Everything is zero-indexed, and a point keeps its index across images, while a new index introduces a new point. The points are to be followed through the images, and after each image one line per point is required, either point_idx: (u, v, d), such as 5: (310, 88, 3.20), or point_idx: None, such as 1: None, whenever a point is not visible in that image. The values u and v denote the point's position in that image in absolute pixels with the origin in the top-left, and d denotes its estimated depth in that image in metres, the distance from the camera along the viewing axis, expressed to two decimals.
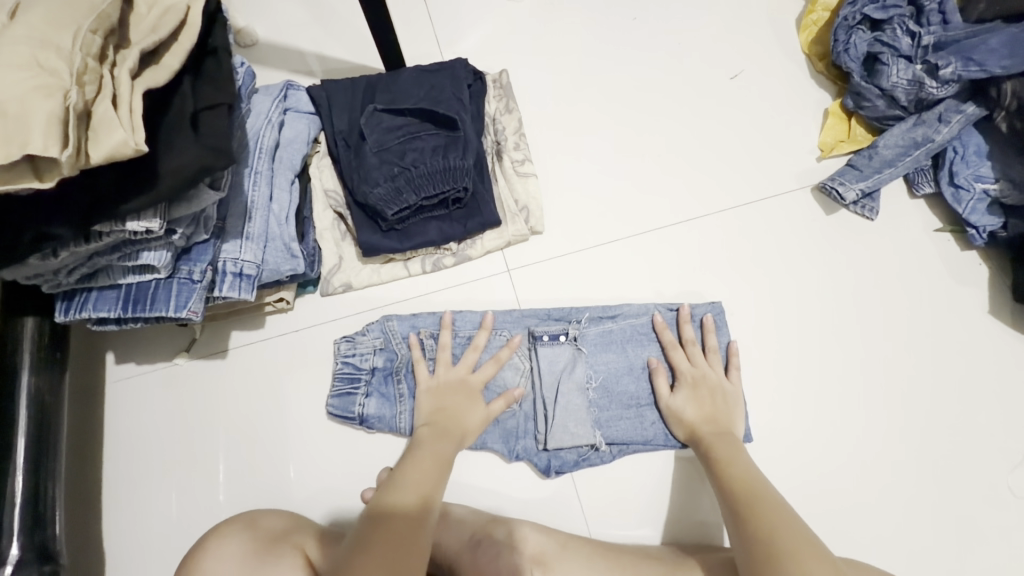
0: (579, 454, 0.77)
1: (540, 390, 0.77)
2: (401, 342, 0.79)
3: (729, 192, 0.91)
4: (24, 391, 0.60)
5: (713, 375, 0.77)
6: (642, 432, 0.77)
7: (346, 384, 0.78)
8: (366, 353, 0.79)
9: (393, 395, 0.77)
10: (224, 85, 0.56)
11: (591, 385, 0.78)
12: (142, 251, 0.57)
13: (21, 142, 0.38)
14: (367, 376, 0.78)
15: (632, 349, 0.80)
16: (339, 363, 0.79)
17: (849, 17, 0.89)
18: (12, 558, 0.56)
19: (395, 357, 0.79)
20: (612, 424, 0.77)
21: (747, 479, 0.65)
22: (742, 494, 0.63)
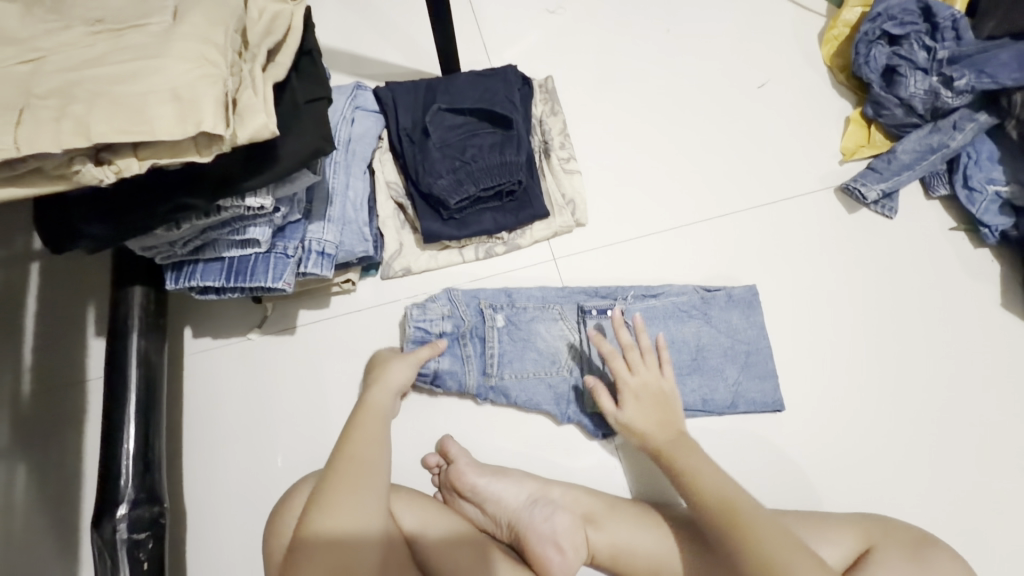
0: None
1: (590, 358, 0.85)
2: (467, 309, 0.85)
3: (758, 191, 0.98)
4: (135, 352, 0.67)
5: (652, 379, 0.76)
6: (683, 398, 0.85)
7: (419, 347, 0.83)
8: (436, 319, 0.84)
9: (462, 355, 0.84)
10: (322, 81, 0.63)
11: None
12: (249, 226, 0.64)
13: (196, 122, 0.46)
14: (438, 339, 0.83)
15: (674, 324, 0.87)
16: (411, 328, 0.83)
17: (869, 33, 0.97)
18: (127, 498, 0.62)
19: (461, 323, 0.85)
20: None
21: (715, 498, 0.66)
22: (716, 514, 0.64)
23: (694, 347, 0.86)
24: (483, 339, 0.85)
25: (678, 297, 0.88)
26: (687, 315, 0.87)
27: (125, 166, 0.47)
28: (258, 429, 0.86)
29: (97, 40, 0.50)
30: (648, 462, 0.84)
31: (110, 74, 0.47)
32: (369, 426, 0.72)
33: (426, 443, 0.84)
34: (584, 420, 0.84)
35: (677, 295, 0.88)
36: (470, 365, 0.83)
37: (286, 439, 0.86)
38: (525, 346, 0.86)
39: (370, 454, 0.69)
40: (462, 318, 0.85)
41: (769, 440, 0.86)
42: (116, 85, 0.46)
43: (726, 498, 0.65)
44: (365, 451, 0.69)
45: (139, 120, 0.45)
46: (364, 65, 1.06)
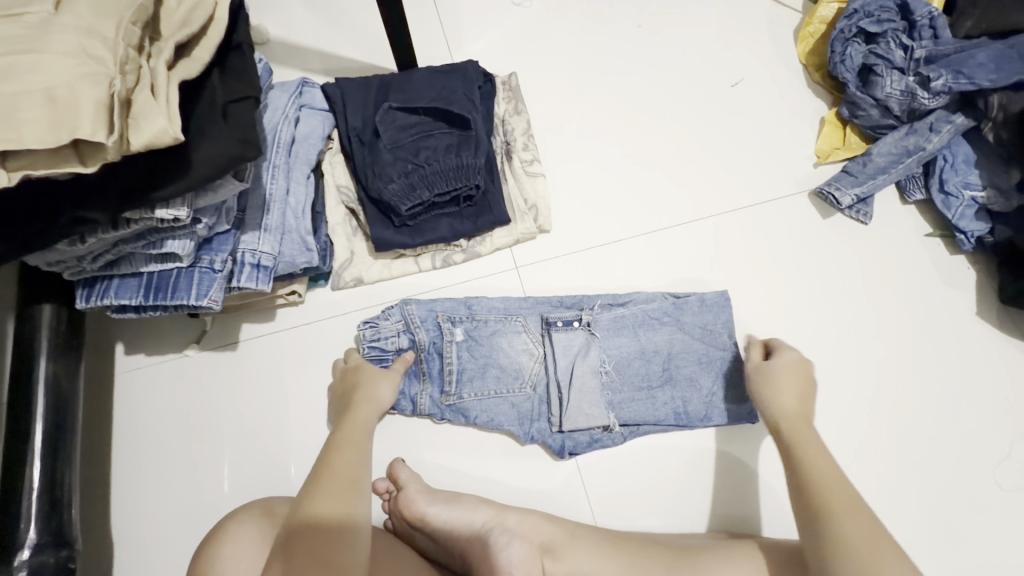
0: (592, 435, 0.79)
1: (558, 371, 0.80)
2: (421, 324, 0.80)
3: (731, 195, 0.94)
4: (42, 376, 0.61)
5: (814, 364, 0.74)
6: (654, 413, 0.80)
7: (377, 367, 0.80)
8: (390, 336, 0.80)
9: (417, 373, 0.80)
10: (249, 79, 0.57)
11: (605, 368, 0.81)
12: (167, 239, 0.58)
13: (70, 127, 0.40)
14: (395, 358, 0.80)
15: (644, 333, 0.82)
16: (364, 348, 0.80)
17: (845, 30, 0.93)
18: (30, 542, 0.56)
19: (417, 339, 0.80)
20: (625, 406, 0.80)
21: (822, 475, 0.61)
22: (824, 498, 0.59)
23: (666, 359, 0.82)
24: (440, 355, 0.80)
25: (649, 304, 0.83)
26: (661, 323, 0.83)
27: None
28: (196, 455, 0.80)
29: None
30: (613, 483, 0.80)
31: None
32: (350, 439, 0.68)
33: (378, 466, 0.79)
34: (549, 440, 0.79)
35: (648, 301, 0.83)
36: (424, 385, 0.80)
37: (226, 464, 0.79)
38: (484, 362, 0.81)
39: (356, 465, 0.65)
40: (418, 335, 0.80)
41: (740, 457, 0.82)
42: None
43: (846, 488, 0.60)
44: (350, 461, 0.65)
45: (6, 125, 0.40)
46: (317, 60, 0.99)
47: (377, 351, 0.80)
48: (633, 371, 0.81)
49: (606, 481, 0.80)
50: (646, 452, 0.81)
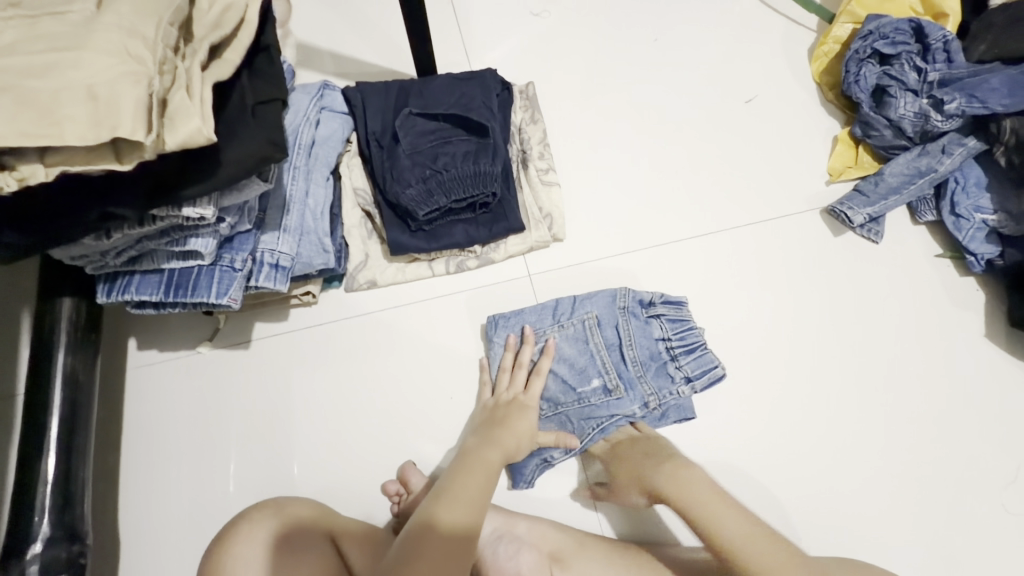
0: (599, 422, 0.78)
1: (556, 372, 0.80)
2: (657, 321, 0.81)
3: (744, 211, 0.94)
4: (60, 370, 0.61)
5: (517, 396, 0.77)
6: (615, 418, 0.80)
7: (658, 358, 0.80)
8: (659, 335, 0.81)
9: (667, 378, 0.80)
10: (277, 81, 0.58)
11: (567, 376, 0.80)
12: (190, 237, 0.58)
13: (111, 126, 0.40)
14: (665, 353, 0.80)
15: (553, 323, 0.82)
16: (663, 327, 0.81)
17: (860, 51, 0.94)
18: (42, 536, 0.56)
19: (653, 345, 0.80)
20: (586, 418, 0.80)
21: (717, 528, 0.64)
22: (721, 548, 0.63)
23: (640, 343, 0.80)
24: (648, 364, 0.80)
25: (600, 311, 0.81)
26: (628, 316, 0.81)
27: (28, 173, 0.41)
28: (203, 452, 0.80)
29: (7, 26, 0.43)
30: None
31: (17, 65, 0.41)
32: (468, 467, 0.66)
33: (387, 469, 0.79)
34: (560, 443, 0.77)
35: (602, 306, 0.82)
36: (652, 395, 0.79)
37: (231, 464, 0.79)
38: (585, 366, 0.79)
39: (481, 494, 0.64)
40: (667, 334, 0.80)
41: (744, 472, 0.83)
42: (23, 78, 0.40)
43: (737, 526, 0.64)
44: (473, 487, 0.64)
45: (46, 121, 0.40)
46: (336, 63, 1.00)
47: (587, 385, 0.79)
48: (612, 355, 0.80)
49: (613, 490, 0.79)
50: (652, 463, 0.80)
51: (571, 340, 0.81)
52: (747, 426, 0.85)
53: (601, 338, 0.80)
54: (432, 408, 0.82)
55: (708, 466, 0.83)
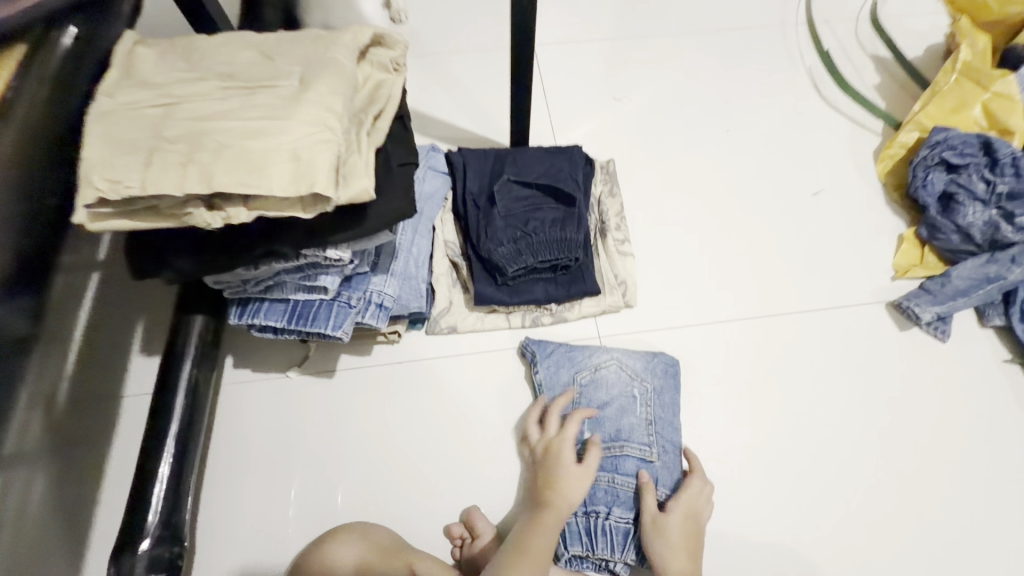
0: (625, 532, 0.77)
1: None
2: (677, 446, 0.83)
3: (810, 297, 0.98)
4: (184, 378, 0.68)
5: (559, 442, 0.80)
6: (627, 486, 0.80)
7: (671, 465, 0.82)
8: (674, 448, 0.83)
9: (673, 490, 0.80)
10: (412, 147, 0.68)
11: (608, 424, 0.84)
12: (321, 274, 0.66)
13: (309, 183, 0.48)
14: (668, 461, 0.82)
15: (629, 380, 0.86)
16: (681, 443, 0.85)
17: (927, 158, 1.00)
18: (150, 533, 0.61)
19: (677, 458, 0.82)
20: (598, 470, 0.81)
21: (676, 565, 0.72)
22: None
23: (667, 437, 0.84)
24: (671, 464, 0.82)
25: (617, 402, 0.85)
26: (650, 406, 0.85)
27: (234, 214, 0.49)
28: (276, 473, 0.84)
29: (227, 94, 0.53)
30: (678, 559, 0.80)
31: (237, 127, 0.50)
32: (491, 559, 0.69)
33: (451, 509, 0.82)
34: (583, 550, 0.76)
35: (621, 399, 0.85)
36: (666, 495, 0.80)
37: (293, 487, 0.83)
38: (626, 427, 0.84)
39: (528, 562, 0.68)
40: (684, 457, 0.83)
41: (807, 559, 0.81)
42: (242, 138, 0.49)
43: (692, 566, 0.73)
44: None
45: (257, 174, 0.48)
46: (437, 127, 1.11)
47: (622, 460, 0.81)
48: (633, 454, 0.81)
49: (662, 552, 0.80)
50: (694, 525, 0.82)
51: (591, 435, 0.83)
52: (811, 513, 0.83)
53: (622, 436, 0.83)
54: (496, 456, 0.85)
55: (768, 549, 0.81)
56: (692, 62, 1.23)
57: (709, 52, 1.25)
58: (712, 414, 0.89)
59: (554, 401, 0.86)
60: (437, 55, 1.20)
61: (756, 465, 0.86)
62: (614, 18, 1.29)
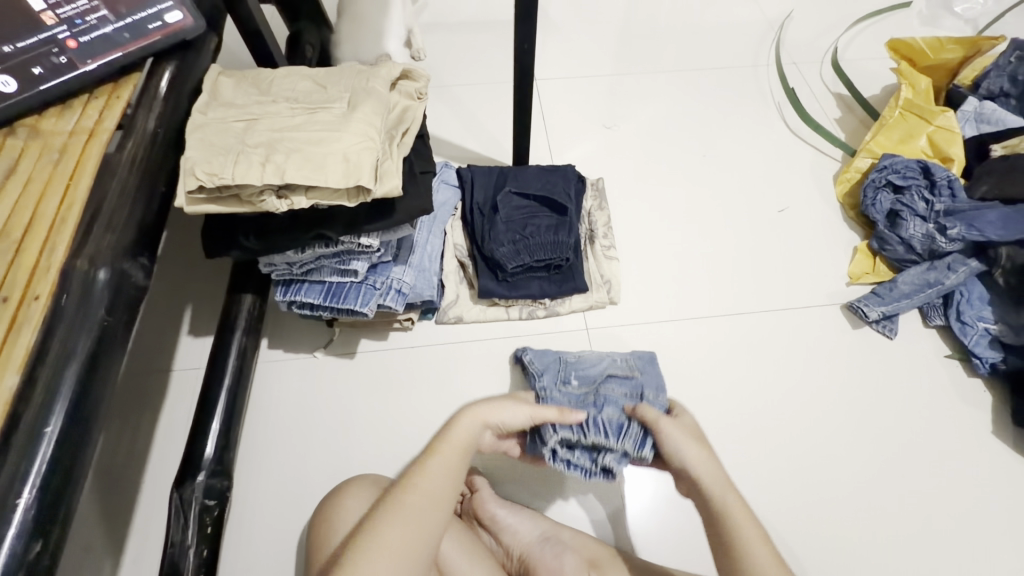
0: (619, 423, 0.78)
1: (563, 394, 0.85)
2: (653, 371, 0.89)
3: (774, 298, 1.11)
4: (234, 345, 0.81)
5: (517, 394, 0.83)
6: (613, 396, 0.82)
7: (652, 380, 0.85)
8: (649, 372, 0.88)
9: (657, 395, 0.82)
10: (430, 159, 0.83)
11: (587, 365, 0.90)
12: (353, 260, 0.80)
13: (356, 179, 0.63)
14: (647, 379, 0.86)
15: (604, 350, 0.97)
16: (654, 366, 0.90)
17: (877, 180, 1.15)
18: (205, 468, 0.73)
19: (656, 378, 0.86)
20: (585, 394, 0.84)
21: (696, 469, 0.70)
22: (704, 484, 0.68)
23: (643, 367, 0.89)
24: (651, 381, 0.85)
25: (601, 366, 0.90)
26: (631, 361, 0.91)
27: (296, 201, 0.64)
28: (302, 437, 0.96)
29: (294, 114, 0.69)
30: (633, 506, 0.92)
31: (303, 137, 0.65)
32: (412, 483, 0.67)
33: None
34: (573, 434, 0.77)
35: (604, 363, 0.91)
36: (652, 396, 0.82)
37: (316, 450, 0.95)
38: (600, 363, 0.91)
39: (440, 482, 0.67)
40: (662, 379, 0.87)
41: (767, 523, 0.92)
42: (306, 145, 0.64)
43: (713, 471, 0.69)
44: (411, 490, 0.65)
45: (318, 171, 0.63)
46: (449, 148, 1.28)
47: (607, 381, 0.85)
48: (615, 376, 0.86)
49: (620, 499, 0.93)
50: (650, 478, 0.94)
51: (577, 379, 0.87)
52: (770, 483, 0.95)
53: (605, 371, 0.88)
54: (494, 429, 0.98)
55: None
56: (674, 95, 1.40)
57: (688, 88, 1.42)
58: (685, 397, 1.01)
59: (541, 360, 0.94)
60: (450, 87, 1.38)
61: (723, 440, 0.98)
62: (605, 58, 1.47)
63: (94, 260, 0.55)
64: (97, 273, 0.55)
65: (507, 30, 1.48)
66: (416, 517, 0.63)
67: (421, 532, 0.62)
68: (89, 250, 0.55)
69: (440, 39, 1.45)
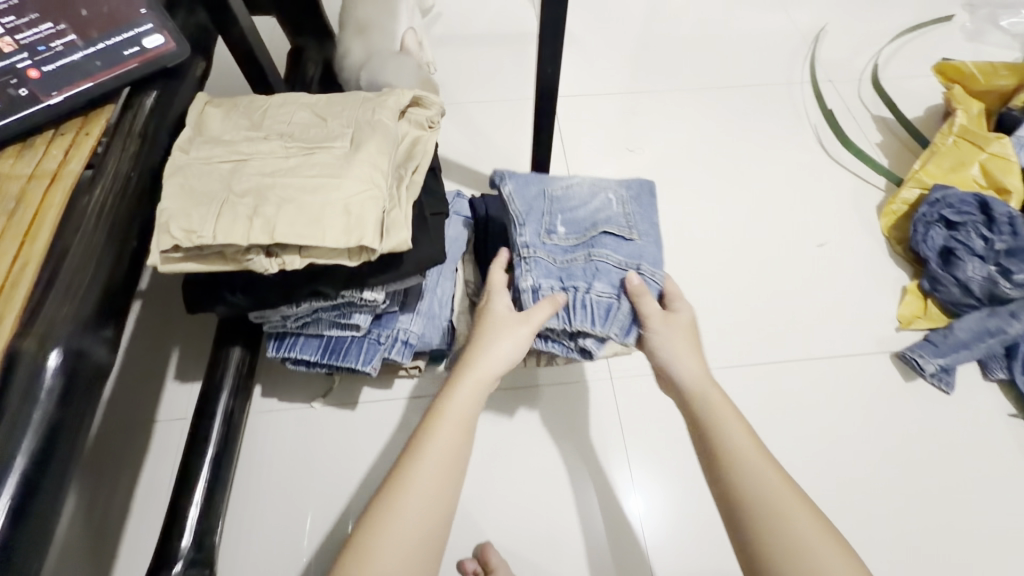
0: (607, 306, 0.74)
1: (548, 252, 0.77)
2: (652, 239, 0.80)
3: (815, 344, 1.01)
4: (220, 408, 0.73)
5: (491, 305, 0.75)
6: (609, 275, 0.76)
7: (647, 270, 0.77)
8: (648, 232, 0.81)
9: (654, 274, 0.77)
10: (443, 197, 0.74)
11: (570, 220, 0.80)
12: (354, 312, 0.71)
13: (358, 236, 0.54)
14: (641, 239, 0.79)
15: (598, 188, 0.84)
16: (654, 225, 0.82)
17: (927, 215, 1.05)
18: (181, 553, 0.65)
19: (653, 253, 0.79)
20: (570, 262, 0.77)
21: (721, 434, 0.64)
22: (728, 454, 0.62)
23: (640, 225, 0.81)
24: (647, 261, 0.78)
25: (591, 205, 0.82)
26: (627, 205, 0.82)
27: (288, 260, 0.55)
28: (297, 499, 0.87)
29: (289, 153, 0.60)
30: (643, 528, 0.86)
31: (297, 184, 0.56)
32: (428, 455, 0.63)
33: (465, 543, 0.84)
34: (558, 324, 0.74)
35: (595, 202, 0.82)
36: (649, 270, 0.77)
37: (311, 514, 0.86)
38: (588, 193, 0.83)
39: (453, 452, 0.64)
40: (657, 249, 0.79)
41: None
42: (301, 193, 0.55)
43: (739, 443, 0.63)
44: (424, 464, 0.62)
45: (314, 226, 0.53)
46: (460, 173, 1.18)
47: (597, 268, 0.76)
48: (611, 233, 0.78)
49: (627, 521, 0.86)
50: (658, 497, 0.88)
51: (565, 227, 0.79)
52: None
53: (595, 219, 0.80)
54: (507, 493, 0.88)
55: None
56: (700, 116, 1.31)
57: (716, 107, 1.33)
58: None
59: (523, 204, 0.81)
60: (462, 105, 1.29)
61: None
62: (626, 75, 1.38)
63: (46, 338, 0.47)
64: (49, 355, 0.46)
65: (522, 43, 1.39)
66: (421, 508, 0.59)
67: (432, 522, 0.60)
68: (41, 325, 0.47)
69: (451, 53, 1.36)
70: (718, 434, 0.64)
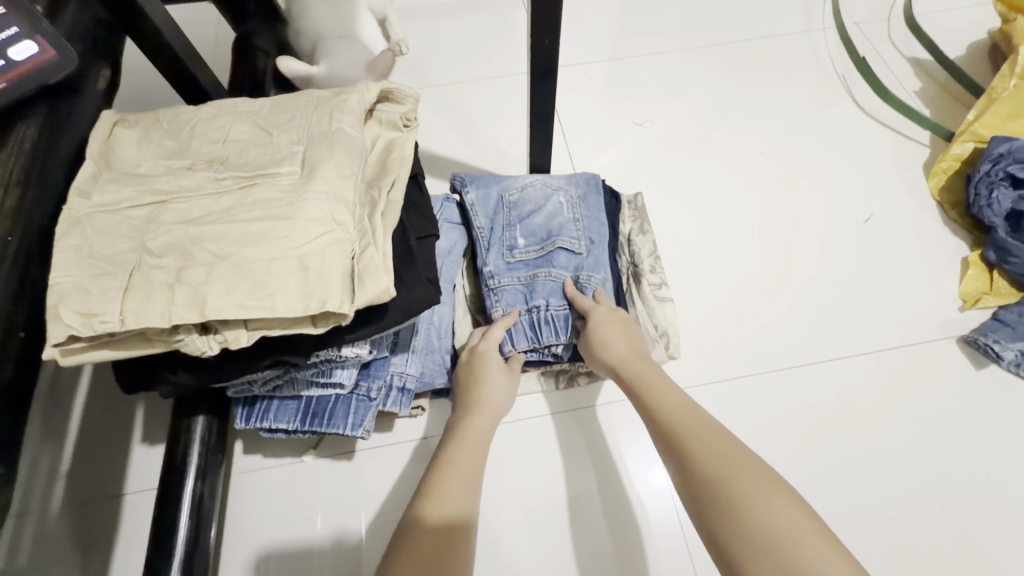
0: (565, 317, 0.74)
1: (511, 273, 0.77)
2: (602, 246, 0.79)
3: (869, 335, 0.89)
4: (187, 493, 0.61)
5: (483, 346, 0.72)
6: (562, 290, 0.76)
7: (594, 275, 0.76)
8: (597, 231, 0.80)
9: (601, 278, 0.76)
10: (430, 215, 0.60)
11: (531, 236, 0.79)
12: (336, 369, 0.58)
13: (320, 298, 0.40)
14: (590, 245, 0.78)
15: (553, 186, 0.83)
16: (604, 222, 0.81)
17: (990, 173, 0.90)
18: None
19: (602, 261, 0.78)
20: (532, 285, 0.76)
21: (665, 408, 0.60)
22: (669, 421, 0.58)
23: (590, 225, 0.80)
24: (597, 270, 0.77)
25: (546, 210, 0.81)
26: (577, 209, 0.80)
27: (232, 337, 0.42)
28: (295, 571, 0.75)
29: (222, 188, 0.46)
30: (671, 500, 0.78)
31: (234, 233, 0.42)
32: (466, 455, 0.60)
33: None
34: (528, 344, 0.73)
35: (548, 207, 0.81)
36: (597, 277, 0.76)
37: None
38: (544, 200, 0.82)
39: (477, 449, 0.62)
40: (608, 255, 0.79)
41: None
42: (241, 247, 0.41)
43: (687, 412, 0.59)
44: (460, 470, 0.58)
45: (262, 291, 0.40)
46: (447, 168, 1.03)
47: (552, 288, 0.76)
48: (563, 246, 0.78)
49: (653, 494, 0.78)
50: None
51: (524, 238, 0.79)
52: None
53: (551, 230, 0.79)
54: (534, 543, 0.76)
55: None
56: (713, 77, 1.15)
57: (730, 65, 1.16)
58: None
59: (485, 223, 0.81)
60: (441, 88, 1.12)
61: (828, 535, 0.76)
62: (625, 36, 1.20)
63: None
64: None
65: (502, 8, 1.21)
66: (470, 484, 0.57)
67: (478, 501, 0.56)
68: None
69: (422, 27, 1.18)
70: (655, 404, 0.61)
